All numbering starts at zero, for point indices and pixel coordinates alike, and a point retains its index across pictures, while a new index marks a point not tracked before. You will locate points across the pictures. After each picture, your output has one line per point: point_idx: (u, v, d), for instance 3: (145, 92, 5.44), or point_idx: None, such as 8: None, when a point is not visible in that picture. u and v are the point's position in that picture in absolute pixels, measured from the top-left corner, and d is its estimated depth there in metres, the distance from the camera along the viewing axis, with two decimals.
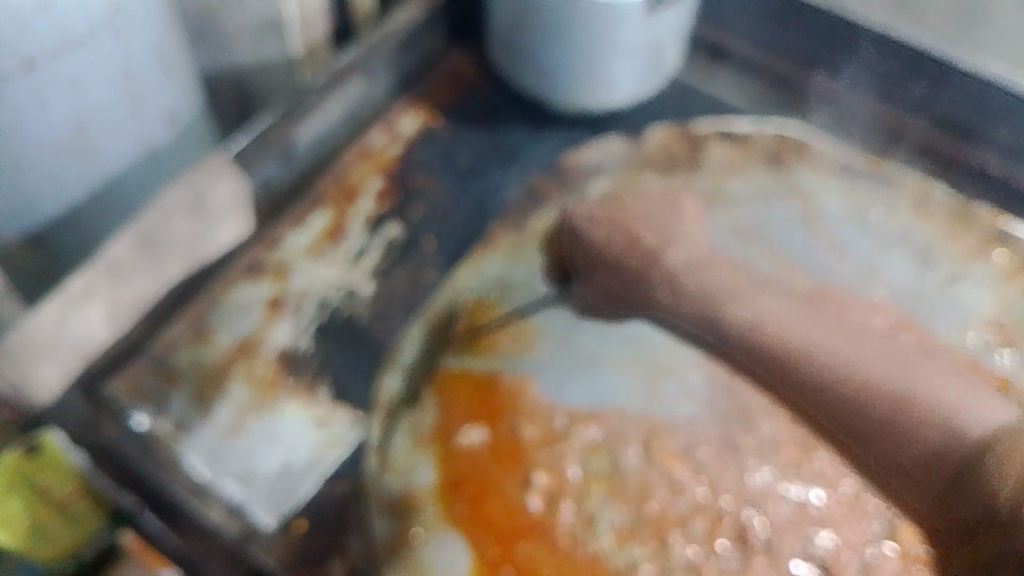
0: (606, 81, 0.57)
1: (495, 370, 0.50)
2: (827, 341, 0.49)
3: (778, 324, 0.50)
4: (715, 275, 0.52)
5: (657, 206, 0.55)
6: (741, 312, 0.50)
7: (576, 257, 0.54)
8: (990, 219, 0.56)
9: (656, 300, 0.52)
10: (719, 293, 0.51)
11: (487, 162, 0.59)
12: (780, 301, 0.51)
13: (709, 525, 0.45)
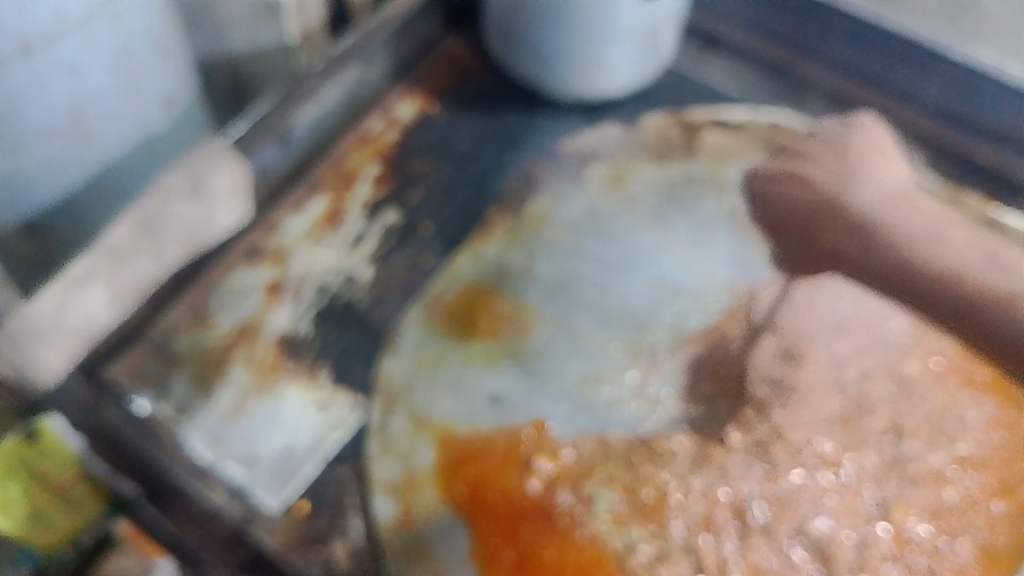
0: (600, 66, 0.57)
1: (495, 353, 0.50)
2: (1001, 274, 0.52)
3: (947, 263, 0.53)
4: (899, 220, 0.55)
5: (836, 162, 0.57)
6: (938, 258, 0.53)
7: (772, 214, 0.56)
8: (980, 207, 0.57)
9: (864, 252, 0.54)
10: (921, 243, 0.54)
11: (486, 147, 0.59)
12: (961, 239, 0.54)
13: (708, 506, 0.46)
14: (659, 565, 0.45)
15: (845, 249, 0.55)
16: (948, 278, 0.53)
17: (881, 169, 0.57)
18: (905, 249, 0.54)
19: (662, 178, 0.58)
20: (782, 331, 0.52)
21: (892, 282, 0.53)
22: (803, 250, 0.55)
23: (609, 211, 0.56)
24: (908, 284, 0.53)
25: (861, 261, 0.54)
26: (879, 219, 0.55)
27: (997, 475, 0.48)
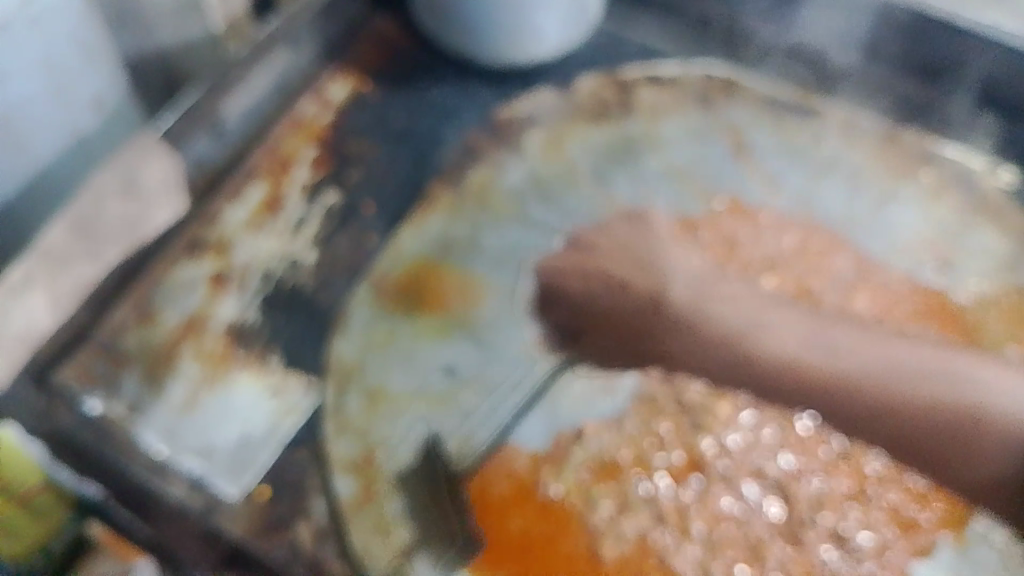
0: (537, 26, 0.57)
1: (445, 324, 0.51)
2: (885, 358, 0.49)
3: (863, 367, 0.49)
4: (706, 309, 0.52)
5: (647, 233, 0.54)
6: (822, 368, 0.49)
7: (588, 314, 0.51)
8: (917, 141, 0.57)
9: (683, 348, 0.51)
10: (746, 330, 0.51)
11: (422, 122, 0.59)
12: (844, 332, 0.50)
13: (666, 458, 0.47)
14: (622, 518, 0.45)
15: (687, 359, 0.50)
16: (813, 380, 0.49)
17: (674, 267, 0.53)
18: (776, 373, 0.50)
19: (599, 140, 0.58)
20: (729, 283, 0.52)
21: (734, 374, 0.49)
22: (607, 332, 0.51)
23: (550, 175, 0.56)
24: (777, 389, 0.49)
25: (687, 354, 0.50)
26: (693, 313, 0.52)
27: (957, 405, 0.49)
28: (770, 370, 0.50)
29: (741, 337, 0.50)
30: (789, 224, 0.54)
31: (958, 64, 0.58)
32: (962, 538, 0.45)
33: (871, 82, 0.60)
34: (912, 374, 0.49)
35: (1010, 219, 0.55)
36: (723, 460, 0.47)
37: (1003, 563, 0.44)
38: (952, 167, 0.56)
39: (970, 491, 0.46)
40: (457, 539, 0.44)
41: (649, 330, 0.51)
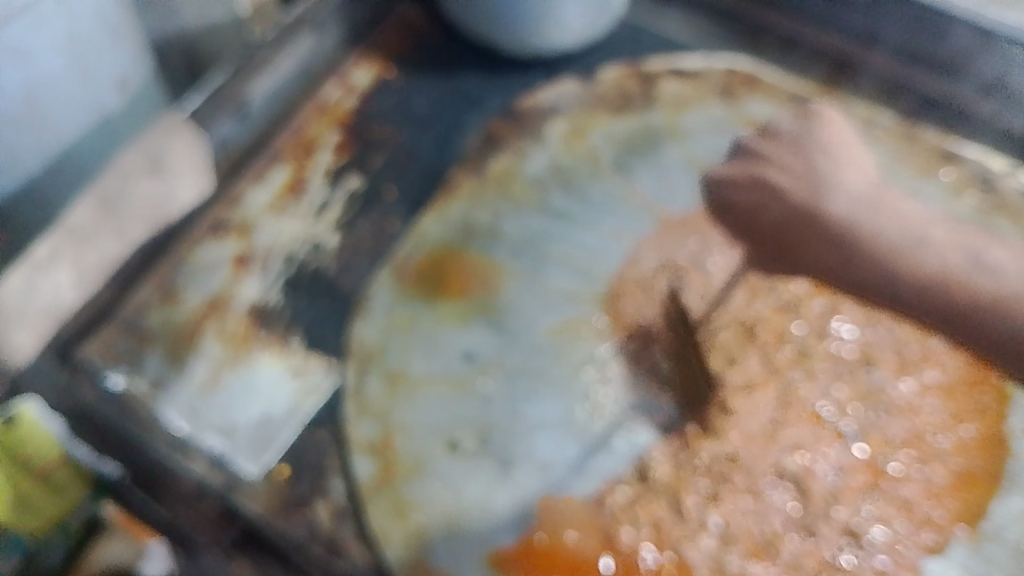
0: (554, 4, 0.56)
1: (466, 310, 0.51)
2: (988, 275, 0.49)
3: (972, 289, 0.48)
4: (863, 224, 0.52)
5: (795, 159, 0.55)
6: (964, 280, 0.49)
7: (744, 228, 0.54)
8: (938, 141, 0.58)
9: (863, 267, 0.51)
10: (909, 246, 0.51)
11: (445, 110, 0.59)
12: (949, 246, 0.51)
13: (683, 446, 0.47)
14: (640, 504, 0.46)
15: (825, 263, 0.52)
16: (934, 280, 0.49)
17: (835, 194, 0.53)
18: (926, 285, 0.49)
19: (621, 130, 0.58)
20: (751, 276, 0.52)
21: (881, 284, 0.50)
22: (784, 245, 0.53)
23: (572, 164, 0.57)
24: (905, 291, 0.50)
25: (860, 262, 0.51)
26: (850, 227, 0.52)
27: (978, 403, 0.49)
28: (912, 280, 0.50)
29: (884, 249, 0.51)
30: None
31: (967, 59, 0.58)
32: (976, 536, 0.45)
33: (896, 82, 0.60)
34: (1006, 278, 0.49)
35: None
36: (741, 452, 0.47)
37: (1017, 563, 0.45)
38: (973, 166, 0.56)
39: (985, 491, 0.46)
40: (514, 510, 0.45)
41: (820, 233, 0.52)
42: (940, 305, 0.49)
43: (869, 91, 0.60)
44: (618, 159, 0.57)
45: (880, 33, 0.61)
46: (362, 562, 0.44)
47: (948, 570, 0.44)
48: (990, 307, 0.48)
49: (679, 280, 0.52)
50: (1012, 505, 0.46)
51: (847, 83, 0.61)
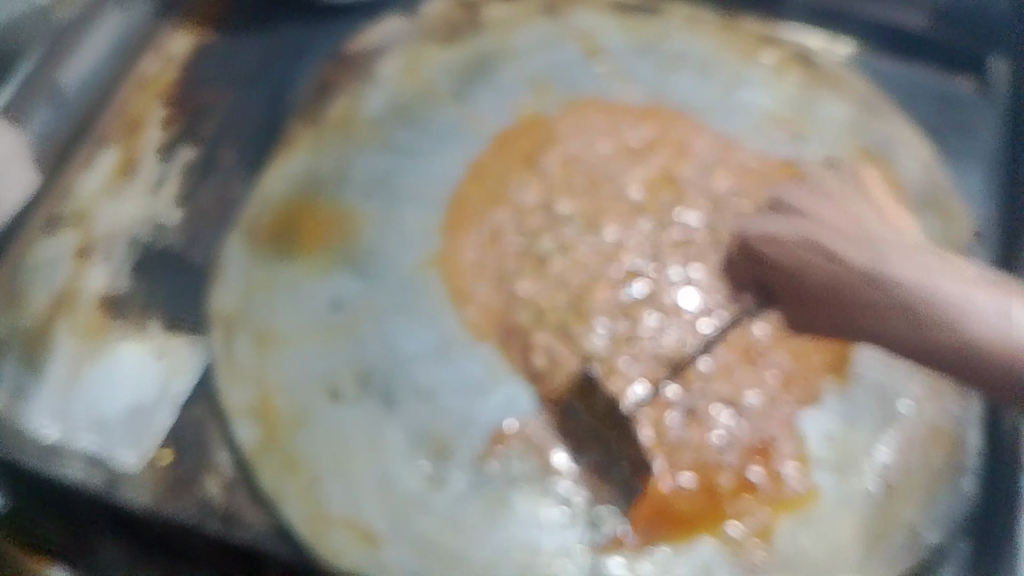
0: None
1: (325, 261, 0.50)
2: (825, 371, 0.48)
3: (951, 328, 0.39)
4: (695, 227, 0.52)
5: (769, 224, 0.48)
6: (909, 301, 0.41)
7: (773, 276, 0.47)
8: (757, 28, 0.61)
9: (881, 322, 0.42)
10: (934, 296, 0.40)
11: (271, 66, 0.57)
12: (904, 255, 0.42)
13: (560, 346, 0.48)
14: (529, 413, 0.47)
15: (841, 323, 0.44)
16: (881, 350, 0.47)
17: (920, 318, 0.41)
18: (898, 309, 0.41)
19: (453, 60, 0.58)
20: (602, 181, 0.54)
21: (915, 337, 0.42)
22: (797, 309, 0.47)
23: (408, 98, 0.56)
24: (881, 319, 0.42)
25: (857, 316, 0.43)
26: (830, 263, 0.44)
27: None
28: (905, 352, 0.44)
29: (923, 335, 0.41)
30: (646, 115, 0.56)
31: None
32: (842, 384, 0.49)
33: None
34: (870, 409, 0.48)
35: (848, 85, 0.59)
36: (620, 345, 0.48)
37: (880, 401, 0.49)
38: (793, 46, 0.60)
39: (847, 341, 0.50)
40: (407, 455, 0.46)
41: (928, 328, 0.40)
42: (863, 302, 0.42)
43: None
44: (460, 85, 0.57)
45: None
46: (262, 527, 0.44)
47: (822, 420, 0.48)
48: (942, 341, 0.40)
49: (530, 195, 0.53)
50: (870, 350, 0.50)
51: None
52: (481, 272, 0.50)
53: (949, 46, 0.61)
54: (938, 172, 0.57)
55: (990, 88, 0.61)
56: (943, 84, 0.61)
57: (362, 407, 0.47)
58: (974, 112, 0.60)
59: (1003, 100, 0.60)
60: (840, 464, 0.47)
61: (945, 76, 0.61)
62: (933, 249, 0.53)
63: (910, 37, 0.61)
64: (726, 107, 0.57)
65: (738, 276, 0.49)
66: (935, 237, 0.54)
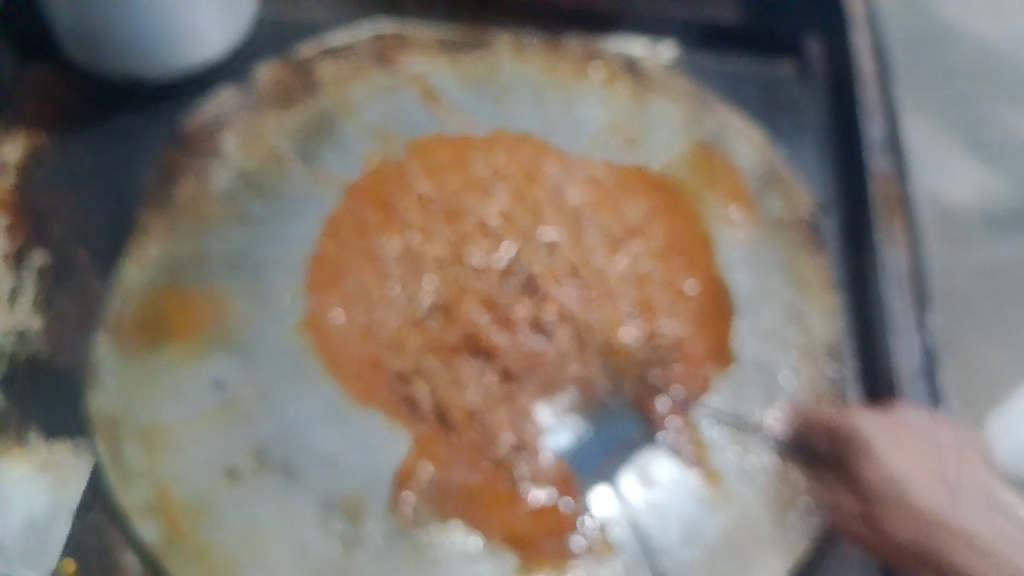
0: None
1: (199, 346, 0.50)
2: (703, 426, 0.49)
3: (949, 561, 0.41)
4: (556, 249, 0.54)
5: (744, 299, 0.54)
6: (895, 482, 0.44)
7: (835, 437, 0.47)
8: (581, 45, 0.63)
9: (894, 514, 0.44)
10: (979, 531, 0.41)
11: (110, 159, 0.56)
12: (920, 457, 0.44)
13: (451, 384, 0.49)
14: (433, 452, 0.48)
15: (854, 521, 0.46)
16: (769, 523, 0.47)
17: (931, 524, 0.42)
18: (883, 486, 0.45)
19: (295, 123, 0.58)
20: (461, 217, 0.55)
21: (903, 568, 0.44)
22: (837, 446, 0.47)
23: (256, 168, 0.56)
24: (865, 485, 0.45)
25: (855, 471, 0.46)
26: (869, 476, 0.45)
27: (687, 259, 0.55)
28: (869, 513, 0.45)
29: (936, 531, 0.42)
30: (492, 147, 0.59)
31: None
32: (723, 367, 0.51)
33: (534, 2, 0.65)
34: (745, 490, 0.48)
35: (675, 87, 0.62)
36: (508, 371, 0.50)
37: (762, 376, 0.51)
38: (618, 57, 0.63)
39: (721, 328, 0.53)
40: (318, 520, 0.45)
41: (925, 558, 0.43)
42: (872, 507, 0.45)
43: (514, 19, 0.65)
44: (307, 146, 0.57)
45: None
46: None
47: (712, 407, 0.50)
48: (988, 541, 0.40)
49: (392, 242, 0.54)
50: (742, 329, 0.53)
51: (487, 21, 0.65)
52: (361, 325, 0.51)
53: (762, 33, 0.65)
54: (771, 151, 0.60)
55: (808, 66, 0.64)
56: (764, 70, 0.65)
57: (264, 483, 0.46)
58: (796, 91, 0.64)
59: (821, 75, 0.64)
60: (737, 445, 0.49)
61: (764, 63, 0.65)
62: (781, 226, 0.56)
63: (724, 30, 0.65)
64: (565, 128, 0.60)
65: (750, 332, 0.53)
66: (780, 212, 0.57)
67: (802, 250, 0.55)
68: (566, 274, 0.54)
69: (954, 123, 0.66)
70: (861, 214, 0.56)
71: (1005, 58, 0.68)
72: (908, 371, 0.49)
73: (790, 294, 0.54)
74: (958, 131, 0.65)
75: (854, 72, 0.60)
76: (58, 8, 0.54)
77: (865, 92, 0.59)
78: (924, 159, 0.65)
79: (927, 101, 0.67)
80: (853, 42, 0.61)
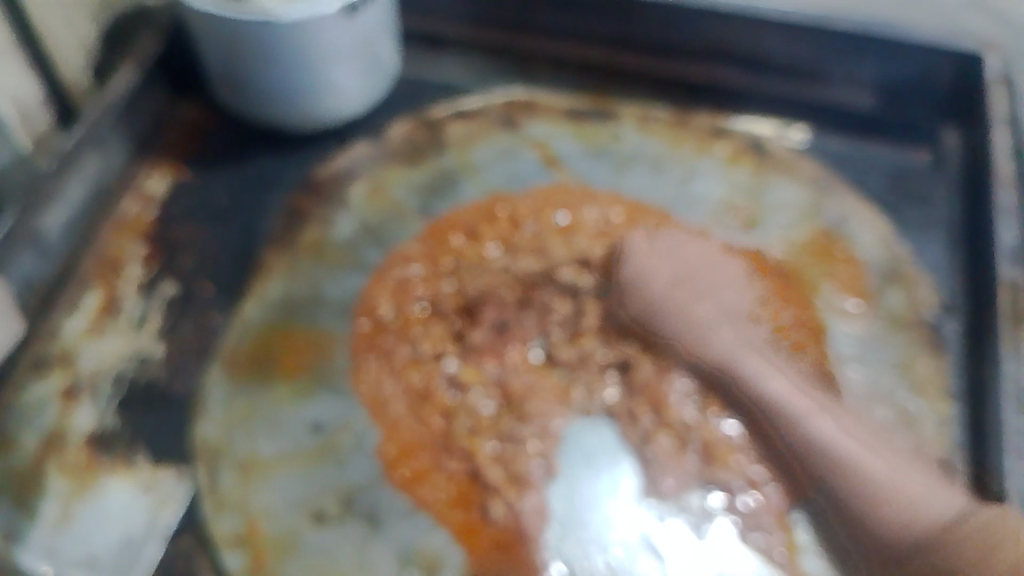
0: (301, 30, 0.54)
1: (304, 386, 0.51)
2: (758, 371, 0.51)
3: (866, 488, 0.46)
4: (661, 322, 0.54)
5: (854, 397, 0.52)
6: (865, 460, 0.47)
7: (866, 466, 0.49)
8: (708, 121, 0.64)
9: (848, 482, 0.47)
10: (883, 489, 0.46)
11: (242, 198, 0.59)
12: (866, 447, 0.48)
13: (539, 449, 0.49)
14: (516, 516, 0.47)
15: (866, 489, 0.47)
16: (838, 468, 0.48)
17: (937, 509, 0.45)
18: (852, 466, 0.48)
19: (419, 179, 0.60)
20: (570, 283, 0.55)
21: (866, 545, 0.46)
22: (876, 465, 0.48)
23: (377, 219, 0.58)
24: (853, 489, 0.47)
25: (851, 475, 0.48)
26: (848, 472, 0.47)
27: (796, 349, 0.54)
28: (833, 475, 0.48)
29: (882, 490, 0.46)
30: (606, 216, 0.59)
31: (702, 46, 0.64)
32: None
33: (664, 75, 0.66)
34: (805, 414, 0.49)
35: (798, 169, 0.61)
36: (599, 437, 0.50)
37: None
38: (743, 136, 0.63)
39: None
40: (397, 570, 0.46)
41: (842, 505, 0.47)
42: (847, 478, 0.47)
43: (643, 91, 0.66)
44: (428, 201, 0.59)
45: (632, 35, 0.65)
46: None
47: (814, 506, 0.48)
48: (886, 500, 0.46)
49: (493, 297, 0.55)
50: None
51: (616, 90, 0.66)
52: (459, 379, 0.52)
53: (897, 122, 0.64)
54: (895, 244, 0.58)
55: (943, 157, 0.62)
56: (898, 157, 0.63)
57: (347, 527, 0.47)
58: (929, 183, 0.61)
59: (956, 167, 0.62)
60: (830, 549, 0.47)
61: (901, 150, 0.63)
62: (899, 323, 0.54)
63: (857, 113, 0.64)
64: (683, 201, 0.60)
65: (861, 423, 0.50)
66: (899, 309, 0.55)
67: (918, 351, 0.53)
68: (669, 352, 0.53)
69: None
70: (985, 320, 0.53)
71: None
72: (1021, 495, 0.45)
73: (902, 396, 0.52)
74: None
75: (993, 172, 0.57)
76: (211, 51, 0.57)
77: (1002, 194, 0.56)
78: None
79: None
80: (992, 139, 0.58)
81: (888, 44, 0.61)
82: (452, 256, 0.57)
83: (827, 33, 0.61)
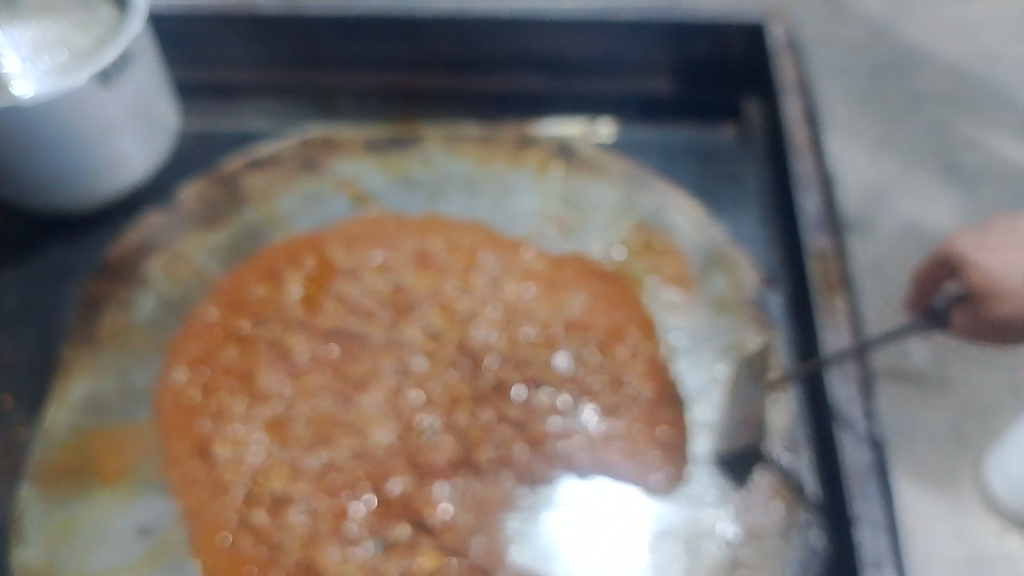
0: (57, 109, 0.50)
1: (127, 489, 0.48)
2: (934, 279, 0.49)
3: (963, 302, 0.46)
4: (491, 353, 0.52)
5: (692, 392, 0.52)
6: None
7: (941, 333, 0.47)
8: (518, 129, 0.63)
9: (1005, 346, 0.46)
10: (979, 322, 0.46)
11: (34, 292, 0.54)
12: None
13: (384, 507, 0.48)
14: None
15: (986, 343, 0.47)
16: None
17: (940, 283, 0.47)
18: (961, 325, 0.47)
19: (220, 243, 0.57)
20: (394, 327, 0.53)
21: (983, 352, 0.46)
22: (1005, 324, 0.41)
23: (182, 294, 0.55)
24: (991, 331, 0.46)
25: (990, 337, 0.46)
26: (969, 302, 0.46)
27: (629, 351, 0.53)
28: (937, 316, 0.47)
29: None
30: (424, 248, 0.57)
31: (496, 55, 0.63)
32: (673, 468, 0.49)
33: (463, 92, 0.63)
34: None
35: (609, 167, 0.61)
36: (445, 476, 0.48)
37: (714, 470, 0.49)
38: (549, 143, 0.62)
39: (670, 422, 0.51)
40: None
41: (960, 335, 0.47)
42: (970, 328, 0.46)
43: (447, 109, 0.63)
44: (236, 265, 0.56)
45: (427, 56, 0.63)
46: None
47: (670, 512, 0.48)
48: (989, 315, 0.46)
49: (312, 355, 0.52)
50: (691, 421, 0.51)
51: (423, 113, 0.63)
52: (291, 451, 0.49)
53: (699, 100, 0.64)
54: (710, 227, 0.58)
55: (748, 132, 0.62)
56: (705, 136, 0.63)
57: None
58: (736, 159, 0.61)
59: (760, 138, 0.62)
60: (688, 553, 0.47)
61: (705, 129, 0.63)
62: (724, 306, 0.55)
63: (661, 101, 0.64)
64: (498, 216, 0.59)
65: (701, 417, 0.51)
66: (724, 292, 0.55)
67: (748, 331, 0.53)
68: (503, 385, 0.51)
69: (927, 152, 0.62)
70: (804, 291, 0.53)
71: (966, 78, 0.65)
72: (856, 467, 0.46)
73: (739, 379, 0.52)
74: (933, 157, 0.62)
75: (788, 143, 0.57)
76: None
77: (800, 163, 0.56)
78: (909, 183, 0.61)
79: (899, 131, 0.63)
80: (784, 109, 0.58)
81: (674, 31, 0.61)
82: (267, 320, 0.54)
83: (615, 27, 0.61)
